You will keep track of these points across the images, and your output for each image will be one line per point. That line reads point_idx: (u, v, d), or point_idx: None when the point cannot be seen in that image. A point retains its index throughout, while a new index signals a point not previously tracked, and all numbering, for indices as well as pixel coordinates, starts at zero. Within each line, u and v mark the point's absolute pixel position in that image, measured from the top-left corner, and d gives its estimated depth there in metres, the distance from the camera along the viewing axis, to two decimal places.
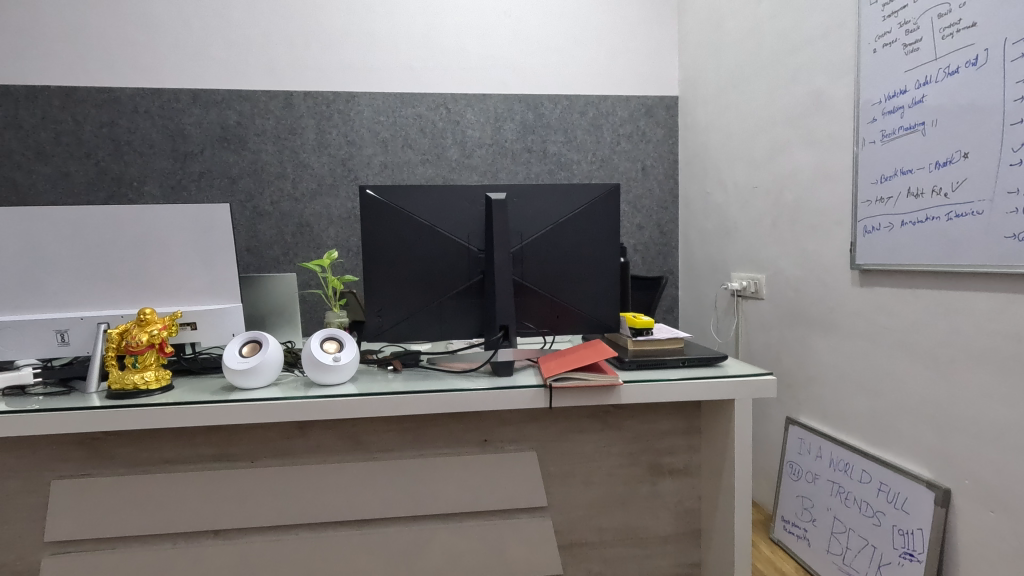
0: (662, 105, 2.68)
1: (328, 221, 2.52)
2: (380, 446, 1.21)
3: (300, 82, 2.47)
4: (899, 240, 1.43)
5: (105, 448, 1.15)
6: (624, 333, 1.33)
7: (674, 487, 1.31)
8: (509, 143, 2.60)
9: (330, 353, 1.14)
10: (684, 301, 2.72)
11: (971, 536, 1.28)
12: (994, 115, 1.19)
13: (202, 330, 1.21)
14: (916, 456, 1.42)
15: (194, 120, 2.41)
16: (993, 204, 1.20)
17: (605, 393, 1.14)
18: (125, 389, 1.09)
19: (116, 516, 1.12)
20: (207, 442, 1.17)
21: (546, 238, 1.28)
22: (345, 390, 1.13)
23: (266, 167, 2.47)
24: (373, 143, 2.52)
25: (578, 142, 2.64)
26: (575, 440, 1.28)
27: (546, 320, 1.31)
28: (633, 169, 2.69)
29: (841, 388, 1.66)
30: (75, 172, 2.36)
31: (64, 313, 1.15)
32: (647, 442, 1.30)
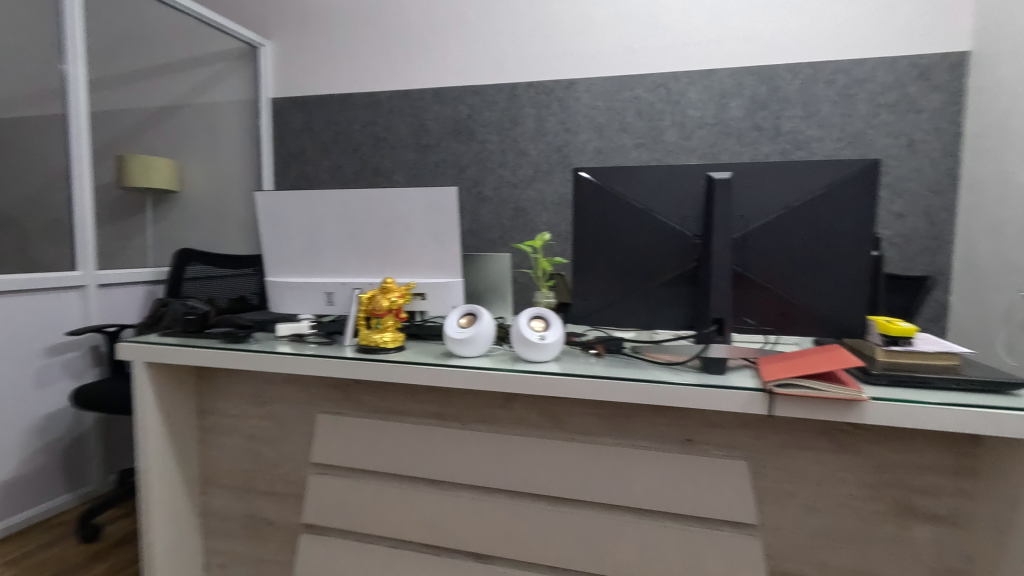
0: (944, 65, 2.15)
1: (541, 207, 2.61)
2: (579, 428, 1.22)
3: (524, 73, 2.60)
4: None
5: (353, 393, 1.37)
6: (873, 340, 1.12)
7: (931, 535, 1.06)
8: (735, 122, 2.37)
9: (536, 331, 1.17)
10: (959, 310, 2.17)
11: None
12: None
13: (429, 300, 1.35)
14: None
15: (434, 115, 2.72)
16: None
17: (842, 408, 0.96)
18: (369, 346, 1.28)
19: (360, 451, 1.33)
20: (429, 400, 1.31)
21: (778, 224, 1.12)
22: (547, 367, 1.15)
23: (489, 156, 2.66)
24: (588, 129, 2.53)
25: (822, 116, 2.28)
26: (797, 456, 1.11)
27: (769, 318, 1.15)
28: (896, 145, 2.22)
29: None
30: (346, 164, 2.87)
31: (330, 278, 1.40)
32: (895, 475, 1.07)
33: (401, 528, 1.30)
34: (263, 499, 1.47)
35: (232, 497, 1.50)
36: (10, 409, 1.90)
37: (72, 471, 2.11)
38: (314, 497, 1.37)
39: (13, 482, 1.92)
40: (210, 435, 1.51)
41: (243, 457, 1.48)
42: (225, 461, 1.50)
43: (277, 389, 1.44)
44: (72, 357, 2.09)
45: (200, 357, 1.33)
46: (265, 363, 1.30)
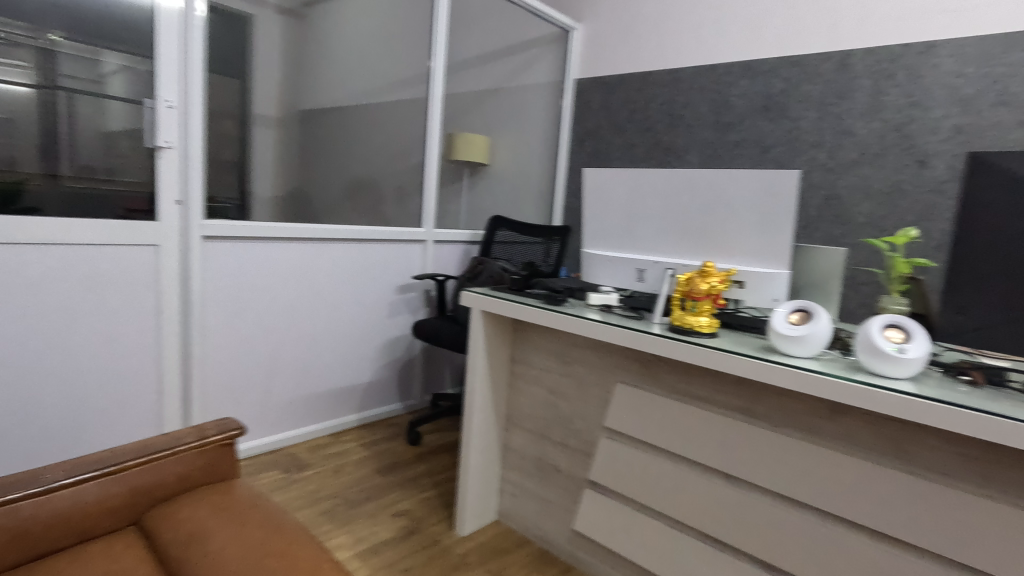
0: None
1: (864, 195, 2.24)
2: (928, 464, 1.03)
3: (863, 38, 2.22)
4: None
5: (654, 370, 1.40)
6: None
7: None
8: None
9: (893, 342, 1.01)
10: None
11: None
12: None
13: (748, 289, 1.28)
14: None
15: (741, 90, 2.54)
16: None
17: None
18: (682, 327, 1.28)
19: (655, 427, 1.37)
20: (735, 393, 1.26)
21: None
22: (902, 386, 0.98)
23: (802, 135, 2.38)
24: (946, 103, 2.05)
25: None
26: None
27: None
28: None
29: None
30: (638, 143, 2.89)
31: (643, 255, 1.43)
32: None
33: (686, 511, 1.31)
34: (554, 447, 1.63)
35: (529, 439, 1.69)
36: (371, 330, 2.48)
37: (402, 386, 2.66)
38: (604, 458, 1.47)
39: (367, 385, 2.51)
40: (517, 382, 1.72)
41: (542, 407, 1.65)
42: (526, 406, 1.70)
43: (580, 352, 1.55)
44: (411, 297, 2.61)
45: (523, 312, 1.51)
46: (576, 327, 1.40)
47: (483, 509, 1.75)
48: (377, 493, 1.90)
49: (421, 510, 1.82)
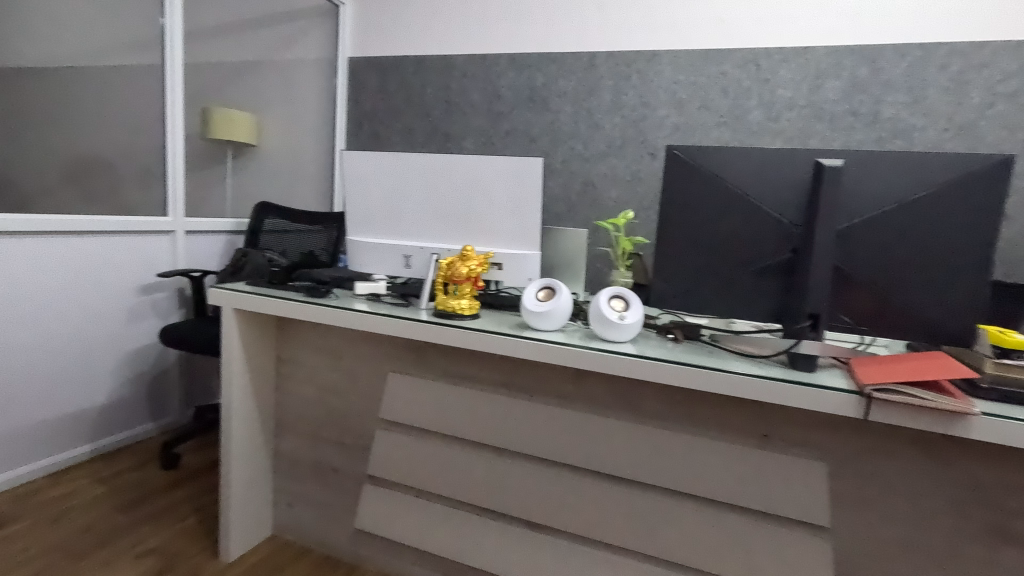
0: None
1: (611, 182, 2.55)
2: (647, 412, 1.20)
3: (605, 42, 2.50)
4: None
5: (425, 355, 1.40)
6: (982, 352, 1.05)
7: (1021, 561, 1.01)
8: (829, 104, 2.23)
9: (616, 311, 1.16)
10: None
11: None
12: None
13: (506, 270, 1.35)
14: None
15: (508, 82, 2.67)
16: None
17: (945, 421, 0.90)
18: (446, 311, 1.30)
19: (427, 412, 1.37)
20: (497, 368, 1.32)
21: (887, 219, 1.05)
22: (624, 348, 1.13)
23: (562, 127, 2.61)
24: (667, 105, 2.44)
25: (928, 103, 2.11)
26: (879, 463, 1.07)
27: (869, 317, 1.09)
28: (1011, 141, 2.04)
29: None
30: (417, 128, 2.87)
31: (409, 241, 1.41)
32: (990, 494, 1.01)
33: (461, 488, 1.35)
34: (330, 447, 1.54)
35: (302, 443, 1.58)
36: (104, 342, 2.06)
37: (155, 402, 2.27)
38: (382, 450, 1.43)
39: (103, 408, 2.08)
40: (285, 383, 1.58)
41: (314, 407, 1.55)
42: (296, 408, 1.57)
43: (351, 344, 1.48)
44: (159, 298, 2.23)
45: (282, 307, 1.38)
46: (341, 319, 1.33)
47: (254, 526, 1.58)
48: (117, 535, 1.59)
49: (177, 544, 1.57)
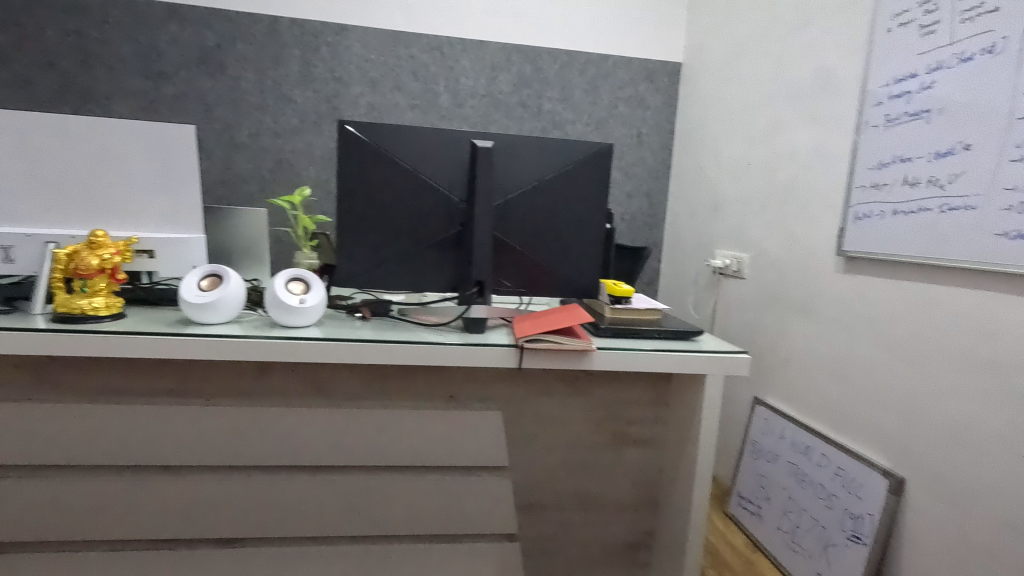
0: (664, 71, 2.61)
1: (308, 160, 2.42)
2: (339, 394, 1.16)
3: (287, 7, 2.31)
4: (888, 229, 1.39)
5: (47, 372, 1.07)
6: (603, 300, 1.32)
7: (636, 456, 1.32)
8: (504, 96, 2.51)
9: (295, 295, 1.09)
10: (665, 275, 2.70)
11: (922, 529, 1.30)
12: (1002, 109, 1.14)
13: (159, 258, 1.14)
14: (872, 444, 1.44)
15: (169, 37, 2.25)
16: (988, 199, 1.15)
17: (576, 359, 1.10)
18: (68, 314, 1.01)
19: (62, 445, 1.08)
20: (156, 376, 1.10)
21: (531, 194, 1.23)
22: (309, 333, 1.07)
23: (245, 96, 2.33)
24: (361, 83, 2.40)
25: (575, 101, 2.57)
26: (541, 403, 1.26)
27: (525, 280, 1.27)
28: (629, 136, 2.63)
29: (810, 374, 1.68)
30: (37, 81, 2.20)
31: (7, 228, 1.07)
32: (614, 411, 1.29)
33: (130, 523, 1.14)
34: None
35: None
36: None
37: None
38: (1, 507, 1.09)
39: None
40: None
41: None
42: None
43: None
44: None
45: None
46: None
47: None
48: None
49: None
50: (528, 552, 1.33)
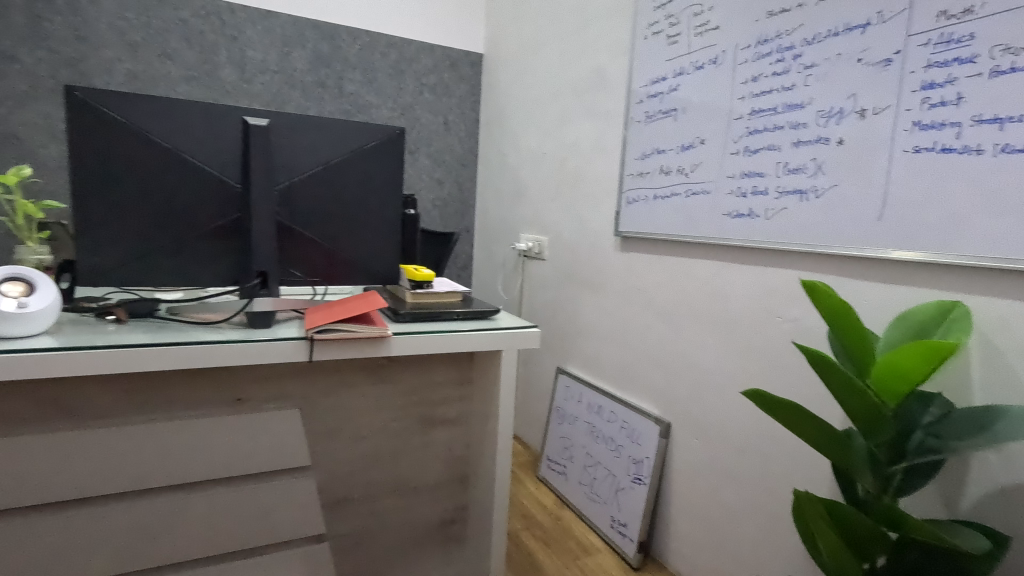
0: (467, 60, 2.66)
1: (47, 136, 1.99)
2: (92, 413, 1.01)
3: None
4: (651, 212, 1.61)
5: None
6: (405, 286, 1.31)
7: (444, 436, 1.35)
8: (299, 74, 2.34)
9: (13, 298, 0.89)
10: (478, 260, 2.79)
11: (684, 463, 1.54)
12: (725, 111, 1.38)
13: None
14: (648, 397, 1.67)
15: None
16: (717, 185, 1.39)
17: (373, 347, 1.08)
18: None
19: None
20: None
21: (318, 178, 1.16)
22: (33, 343, 0.88)
23: None
24: (116, 46, 2.04)
25: (379, 85, 2.49)
26: (343, 395, 1.22)
27: (318, 269, 1.21)
28: (436, 123, 2.64)
29: (600, 342, 1.88)
30: None
31: None
32: (420, 394, 1.30)
33: None
34: None
35: None
36: None
37: None
38: None
39: None
40: None
41: None
42: None
43: None
44: None
45: None
46: None
47: None
48: None
49: None
50: (339, 550, 1.29)
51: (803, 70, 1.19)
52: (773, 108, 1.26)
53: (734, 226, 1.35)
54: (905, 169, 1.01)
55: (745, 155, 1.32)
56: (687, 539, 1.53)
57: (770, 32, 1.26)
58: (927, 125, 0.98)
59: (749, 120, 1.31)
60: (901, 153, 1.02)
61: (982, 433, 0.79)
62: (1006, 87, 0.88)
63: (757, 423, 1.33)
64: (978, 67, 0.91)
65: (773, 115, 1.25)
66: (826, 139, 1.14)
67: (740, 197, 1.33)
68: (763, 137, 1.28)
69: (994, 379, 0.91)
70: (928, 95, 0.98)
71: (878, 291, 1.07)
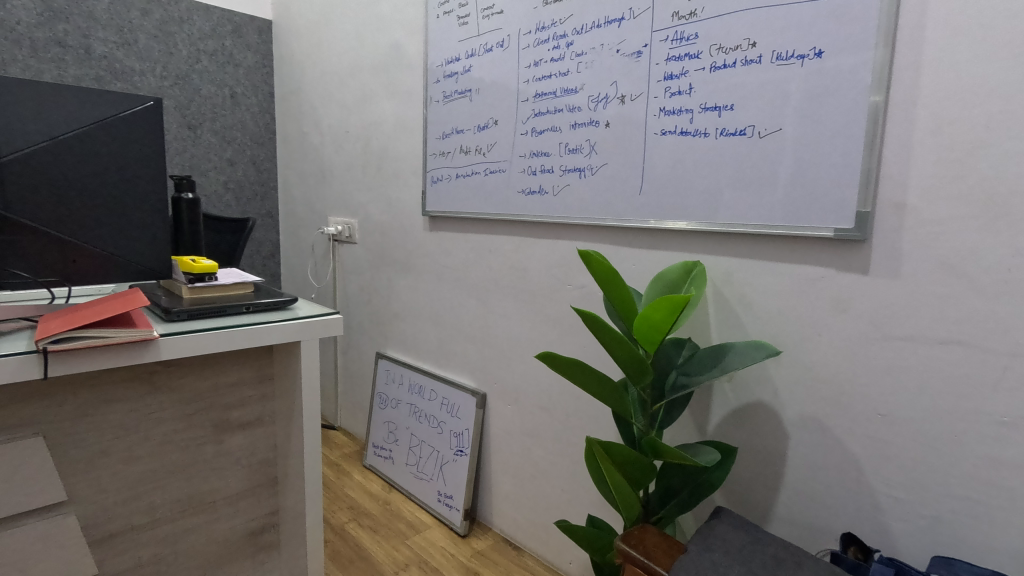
0: (253, 27, 2.40)
1: None
2: None
3: None
4: (454, 191, 1.64)
5: None
6: (180, 280, 1.16)
7: (244, 440, 1.24)
8: (23, 27, 1.89)
9: None
10: (285, 246, 2.59)
11: (500, 430, 1.63)
12: (513, 93, 1.45)
13: None
14: (465, 372, 1.72)
15: None
16: (511, 164, 1.47)
17: (135, 352, 0.93)
18: None
19: None
20: None
21: (42, 157, 0.96)
22: None
23: None
24: None
25: (141, 47, 2.13)
26: (108, 412, 1.04)
27: (54, 267, 1.01)
28: (221, 95, 2.35)
29: (417, 323, 1.88)
30: None
31: None
32: (209, 399, 1.17)
33: None
34: None
35: None
36: None
37: None
38: None
39: None
40: None
41: None
42: None
43: None
44: None
45: None
46: None
47: None
48: None
49: None
50: None
51: (575, 57, 1.29)
52: (553, 92, 1.35)
53: (527, 202, 1.43)
54: (656, 149, 1.17)
55: (532, 136, 1.41)
56: (508, 500, 1.63)
57: (546, 19, 1.35)
58: (670, 111, 1.14)
59: (534, 102, 1.40)
60: (653, 135, 1.17)
61: (715, 367, 0.96)
62: (720, 81, 1.06)
63: (558, 383, 1.45)
64: (702, 62, 1.08)
65: (553, 99, 1.35)
66: (596, 122, 1.27)
67: (530, 175, 1.42)
68: (546, 119, 1.37)
69: (725, 323, 1.11)
70: (669, 85, 1.13)
71: (643, 257, 1.23)
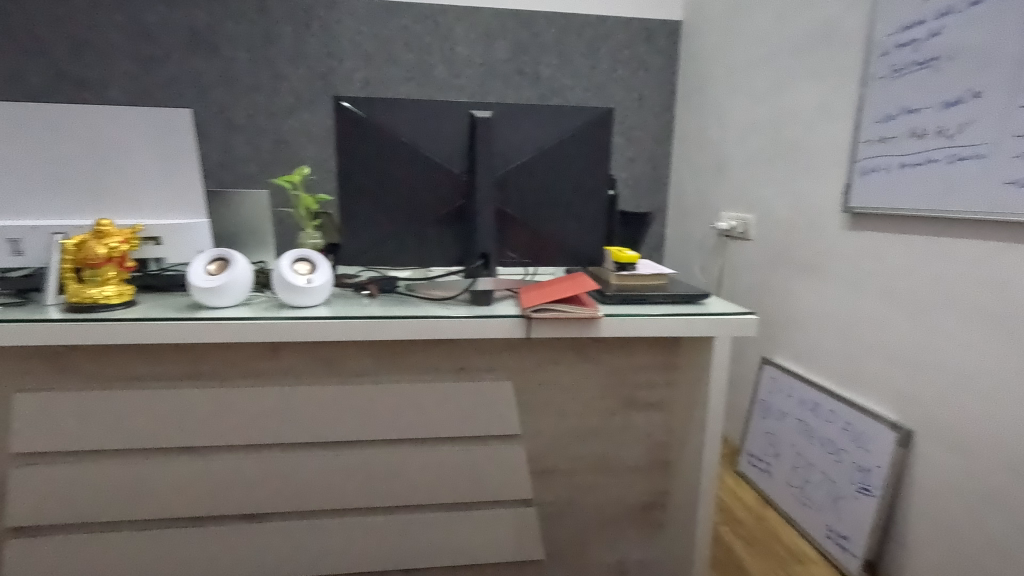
0: (664, 31, 2.54)
1: (307, 139, 2.43)
2: (354, 370, 1.17)
3: None
4: (894, 184, 1.37)
5: (69, 361, 1.09)
6: (608, 268, 1.32)
7: (646, 419, 1.34)
8: (501, 64, 2.47)
9: (302, 275, 1.10)
10: (671, 240, 2.68)
11: (931, 479, 1.32)
12: (1014, 54, 1.10)
13: (166, 246, 1.17)
14: (884, 399, 1.45)
15: (159, 19, 2.25)
16: (997, 148, 1.13)
17: (584, 326, 1.11)
18: (82, 304, 1.04)
19: (78, 424, 1.08)
20: (177, 360, 1.12)
21: (534, 165, 1.22)
22: (316, 313, 1.08)
23: (237, 76, 2.34)
24: (354, 57, 2.39)
25: (574, 66, 2.51)
26: (552, 372, 1.28)
27: (531, 251, 1.28)
28: (630, 99, 2.58)
29: (819, 332, 1.67)
30: (28, 71, 2.20)
31: (19, 222, 1.10)
32: (624, 376, 1.31)
33: (153, 507, 1.15)
34: None
35: None
36: None
37: None
38: (20, 492, 1.10)
39: None
40: None
41: None
42: None
43: None
44: None
45: None
46: None
47: None
48: None
49: None
50: (543, 515, 1.36)
51: None
52: None
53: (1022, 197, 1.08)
54: None
55: None
56: (932, 568, 1.31)
57: None
58: None
59: None
60: None
61: None
62: None
63: None
64: None
65: None
66: None
67: None
68: None
69: None
70: None
71: None
